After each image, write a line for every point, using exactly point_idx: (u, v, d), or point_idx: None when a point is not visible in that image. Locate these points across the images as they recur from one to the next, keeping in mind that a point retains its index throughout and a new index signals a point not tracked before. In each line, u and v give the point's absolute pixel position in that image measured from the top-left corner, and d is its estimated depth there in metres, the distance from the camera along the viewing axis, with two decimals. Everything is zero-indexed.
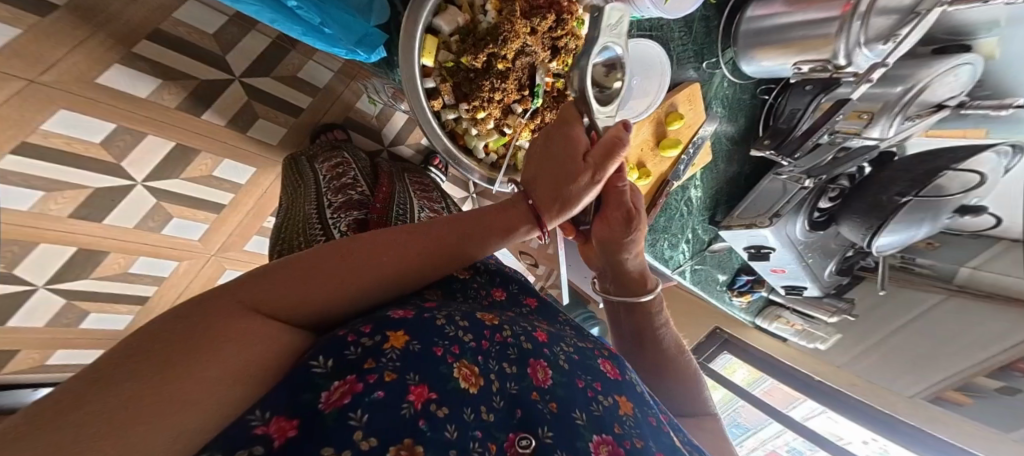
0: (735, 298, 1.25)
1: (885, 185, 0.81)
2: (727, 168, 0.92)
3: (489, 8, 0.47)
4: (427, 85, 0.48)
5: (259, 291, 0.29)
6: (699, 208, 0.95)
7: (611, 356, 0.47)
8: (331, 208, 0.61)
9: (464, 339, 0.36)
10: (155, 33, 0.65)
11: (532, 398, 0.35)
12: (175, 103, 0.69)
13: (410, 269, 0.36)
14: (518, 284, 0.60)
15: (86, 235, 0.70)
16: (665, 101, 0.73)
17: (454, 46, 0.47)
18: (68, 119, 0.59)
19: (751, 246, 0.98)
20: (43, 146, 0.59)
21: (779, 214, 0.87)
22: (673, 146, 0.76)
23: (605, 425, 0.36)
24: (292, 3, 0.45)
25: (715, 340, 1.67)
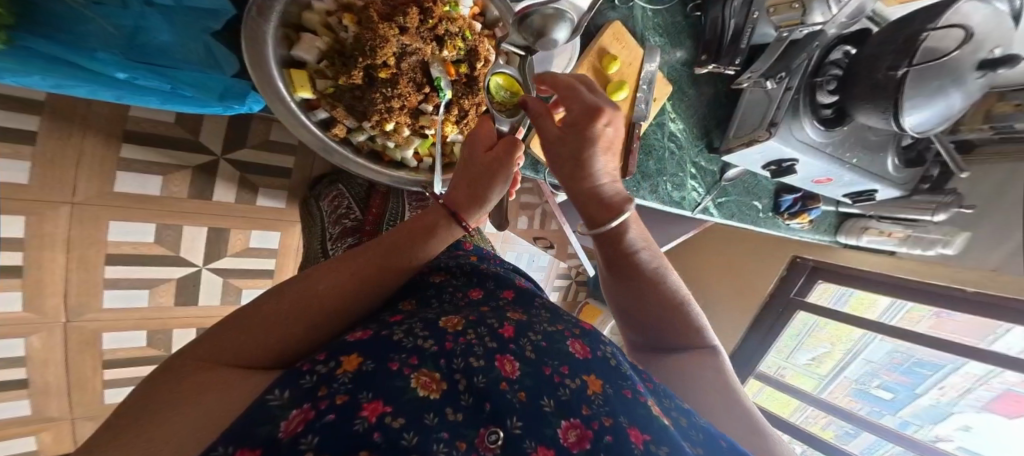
0: (790, 222, 1.12)
1: (874, 63, 0.69)
2: (701, 92, 0.88)
3: (347, 24, 0.46)
4: (320, 116, 0.50)
5: (211, 348, 0.33)
6: (690, 141, 0.91)
7: (581, 335, 0.51)
8: (332, 240, 0.76)
9: (423, 348, 0.40)
10: (129, 134, 0.73)
11: (501, 390, 0.39)
12: (183, 191, 0.82)
13: (345, 293, 0.41)
14: (495, 279, 0.59)
15: (199, 318, 0.97)
16: (593, 46, 0.73)
17: (327, 71, 0.48)
18: (120, 228, 0.78)
19: (769, 163, 0.90)
20: (121, 254, 0.80)
21: (776, 121, 0.78)
22: (620, 87, 0.75)
23: (573, 408, 0.39)
24: (120, 76, 0.42)
25: (803, 270, 1.56)
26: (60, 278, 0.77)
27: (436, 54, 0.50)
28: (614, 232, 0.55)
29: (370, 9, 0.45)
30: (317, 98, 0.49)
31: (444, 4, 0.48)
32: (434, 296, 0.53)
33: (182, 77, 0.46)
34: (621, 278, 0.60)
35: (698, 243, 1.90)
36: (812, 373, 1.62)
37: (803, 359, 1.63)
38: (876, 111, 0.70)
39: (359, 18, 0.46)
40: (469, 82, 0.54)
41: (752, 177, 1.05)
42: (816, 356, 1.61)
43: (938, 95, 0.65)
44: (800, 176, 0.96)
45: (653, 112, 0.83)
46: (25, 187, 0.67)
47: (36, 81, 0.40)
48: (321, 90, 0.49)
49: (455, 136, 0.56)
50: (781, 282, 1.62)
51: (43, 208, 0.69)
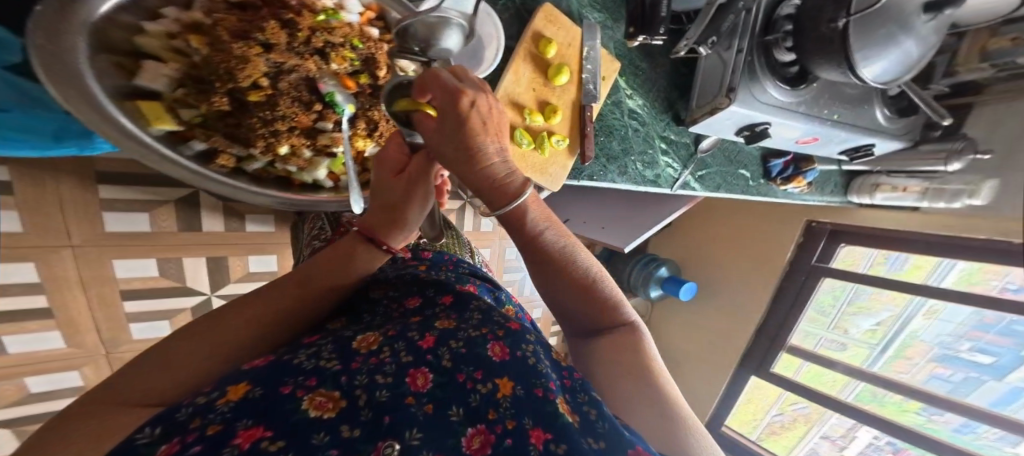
0: (786, 188, 1.05)
1: (817, 14, 0.66)
2: (655, 63, 0.85)
3: (193, 42, 0.41)
4: (196, 148, 0.44)
5: (126, 387, 0.33)
6: (654, 116, 0.88)
7: (506, 336, 0.48)
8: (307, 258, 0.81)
9: (326, 369, 0.40)
10: (98, 175, 0.75)
11: (406, 403, 0.39)
12: (172, 225, 0.87)
13: (269, 322, 0.43)
14: (437, 284, 0.57)
15: None
16: (527, 32, 0.70)
17: (188, 99, 0.42)
18: (124, 265, 0.85)
19: (742, 127, 0.85)
20: (133, 289, 0.89)
21: (735, 86, 0.73)
22: (560, 72, 0.73)
23: (480, 414, 0.40)
24: None
25: (821, 234, 1.44)
26: (88, 316, 0.87)
27: (322, 68, 0.48)
28: (516, 213, 0.47)
29: (221, 27, 0.41)
30: (185, 128, 0.43)
31: (319, 15, 0.46)
32: (366, 310, 0.54)
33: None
34: (536, 269, 0.54)
35: (693, 217, 1.85)
36: (864, 342, 1.48)
37: (865, 325, 1.47)
38: (832, 66, 0.67)
39: (210, 37, 0.41)
40: (373, 91, 0.52)
41: (731, 144, 0.99)
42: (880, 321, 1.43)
43: (892, 43, 0.61)
44: (781, 138, 0.89)
45: (606, 92, 0.80)
46: (22, 236, 0.72)
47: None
48: (187, 121, 0.43)
49: (370, 149, 0.53)
50: (798, 249, 1.51)
51: (48, 253, 0.76)
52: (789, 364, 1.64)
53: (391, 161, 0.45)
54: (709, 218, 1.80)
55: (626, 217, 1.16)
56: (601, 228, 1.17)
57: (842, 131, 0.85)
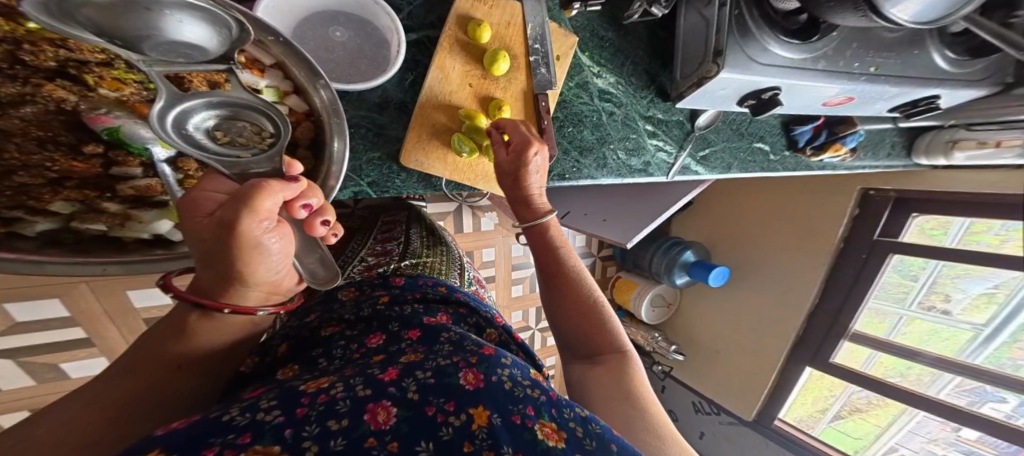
0: (819, 157, 0.86)
1: None
2: (625, 32, 0.71)
3: None
4: None
5: None
6: (634, 94, 0.74)
7: (481, 358, 0.43)
8: None
9: (268, 419, 0.32)
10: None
11: (365, 447, 0.32)
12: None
13: (99, 418, 0.34)
14: (400, 318, 0.51)
15: None
16: (452, 18, 0.60)
17: None
18: (138, 294, 0.96)
19: (745, 96, 0.66)
20: (151, 317, 0.99)
21: (723, 49, 0.57)
22: (498, 59, 0.62)
23: (453, 450, 0.34)
24: None
25: (885, 203, 1.23)
26: (124, 342, 0.99)
27: (86, 96, 0.38)
28: (538, 229, 0.59)
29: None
30: None
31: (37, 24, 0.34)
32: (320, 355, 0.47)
33: None
34: (546, 280, 0.59)
35: (725, 194, 1.66)
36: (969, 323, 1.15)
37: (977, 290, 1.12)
38: (846, 9, 0.47)
39: None
40: None
41: (741, 116, 0.82)
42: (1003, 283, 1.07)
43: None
44: (802, 102, 0.69)
45: (564, 73, 0.68)
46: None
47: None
48: None
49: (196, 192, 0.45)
50: (853, 224, 1.29)
51: (66, 288, 0.89)
52: (856, 354, 1.41)
53: (202, 201, 0.35)
54: (740, 197, 1.60)
55: (630, 207, 1.02)
56: (602, 220, 1.04)
57: (894, 84, 0.63)
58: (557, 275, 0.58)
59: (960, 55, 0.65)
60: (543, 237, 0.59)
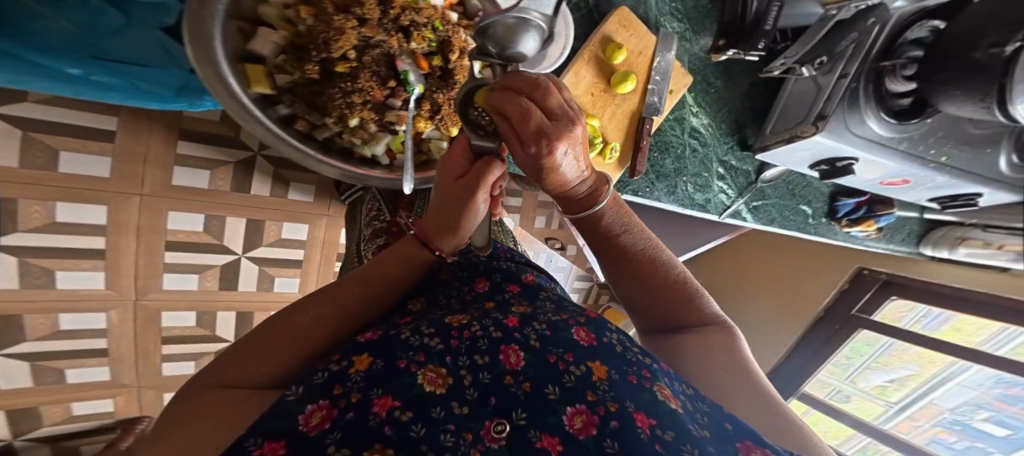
0: (852, 229, 1.01)
1: (977, 37, 0.57)
2: (730, 82, 0.78)
3: (301, 12, 0.44)
4: (281, 112, 0.47)
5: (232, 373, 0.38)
6: (716, 137, 0.82)
7: (586, 322, 0.48)
8: (363, 241, 0.81)
9: (430, 346, 0.40)
10: (183, 132, 0.76)
11: (506, 383, 0.38)
12: (227, 184, 0.85)
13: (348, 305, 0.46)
14: (503, 272, 0.54)
15: (238, 302, 1.03)
16: (596, 34, 0.66)
17: (285, 64, 0.46)
18: (178, 217, 0.84)
19: (822, 161, 0.81)
20: (177, 242, 0.86)
21: (826, 114, 0.68)
22: (625, 79, 0.68)
23: (577, 395, 0.38)
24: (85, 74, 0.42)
25: (871, 283, 1.41)
26: (133, 259, 0.84)
27: (403, 46, 0.49)
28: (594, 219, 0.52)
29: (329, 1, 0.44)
30: (276, 93, 0.47)
31: None
32: (441, 293, 0.52)
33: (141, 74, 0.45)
34: (612, 267, 0.57)
35: (753, 244, 1.68)
36: (877, 398, 1.50)
37: (877, 381, 1.49)
38: (971, 99, 0.60)
39: (316, 9, 0.45)
40: (442, 76, 0.53)
41: (799, 178, 0.94)
42: (895, 377, 1.45)
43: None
44: (870, 176, 0.86)
45: (671, 106, 0.74)
46: (106, 181, 0.73)
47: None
48: (280, 86, 0.47)
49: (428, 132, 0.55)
50: (841, 295, 1.47)
51: (119, 199, 0.76)
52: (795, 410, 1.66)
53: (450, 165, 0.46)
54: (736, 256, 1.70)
55: None
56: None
57: (943, 174, 0.82)
58: (624, 260, 0.56)
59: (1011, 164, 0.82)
60: (600, 229, 0.53)
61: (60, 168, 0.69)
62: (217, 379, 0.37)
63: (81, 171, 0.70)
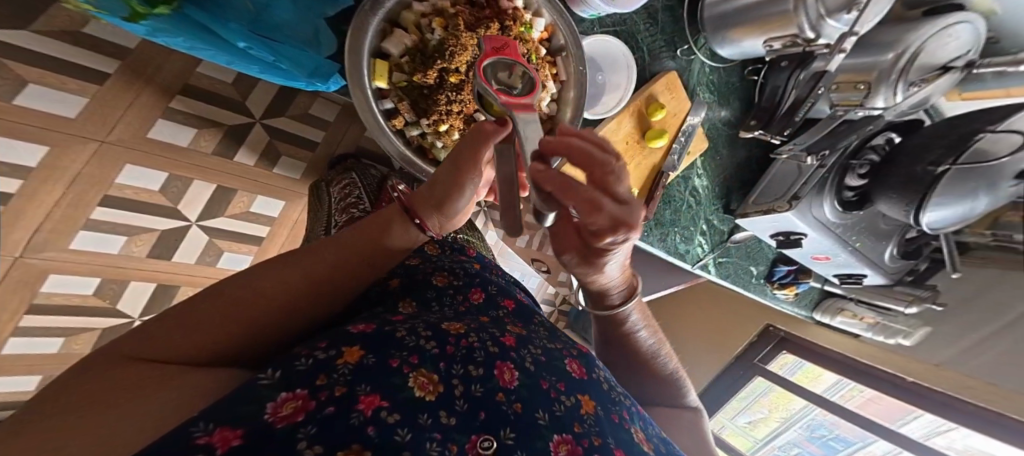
0: (779, 292, 1.21)
1: (920, 154, 0.84)
2: (732, 153, 0.91)
3: (434, 27, 0.52)
4: (386, 106, 0.53)
5: (164, 340, 0.32)
6: (708, 198, 0.93)
7: (579, 356, 0.54)
8: (336, 228, 0.70)
9: (425, 349, 0.43)
10: (187, 88, 0.69)
11: (497, 400, 0.41)
12: (211, 148, 0.75)
13: (316, 282, 0.42)
14: (496, 286, 0.60)
15: (163, 273, 0.84)
16: (643, 92, 0.72)
17: (405, 65, 0.53)
18: (133, 172, 0.68)
19: (780, 232, 1.03)
20: (120, 198, 0.69)
21: (798, 196, 0.84)
22: (660, 136, 0.74)
23: (566, 425, 0.43)
24: (241, 45, 0.49)
25: (772, 338, 1.68)
26: (45, 211, 0.64)
27: None
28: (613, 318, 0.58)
29: (458, 19, 0.52)
30: (389, 88, 0.53)
31: (520, 26, 0.55)
32: (434, 298, 0.53)
33: (284, 51, 0.51)
34: (610, 348, 0.63)
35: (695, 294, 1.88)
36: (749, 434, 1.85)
37: (742, 420, 1.86)
38: (901, 202, 0.87)
39: (446, 23, 0.52)
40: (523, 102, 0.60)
41: (753, 243, 1.13)
42: (754, 419, 1.83)
43: (971, 197, 0.76)
44: (804, 249, 1.09)
45: (683, 165, 0.82)
46: (67, 121, 0.60)
47: (177, 41, 0.46)
48: (394, 83, 0.53)
49: None
50: (750, 346, 1.75)
51: (72, 142, 0.61)
52: None
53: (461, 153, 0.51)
54: (675, 308, 1.97)
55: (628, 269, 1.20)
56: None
57: (853, 255, 1.06)
58: (619, 350, 0.62)
59: (893, 256, 1.11)
60: (613, 324, 0.58)
61: (14, 99, 0.56)
62: (144, 348, 0.31)
63: (43, 107, 0.58)
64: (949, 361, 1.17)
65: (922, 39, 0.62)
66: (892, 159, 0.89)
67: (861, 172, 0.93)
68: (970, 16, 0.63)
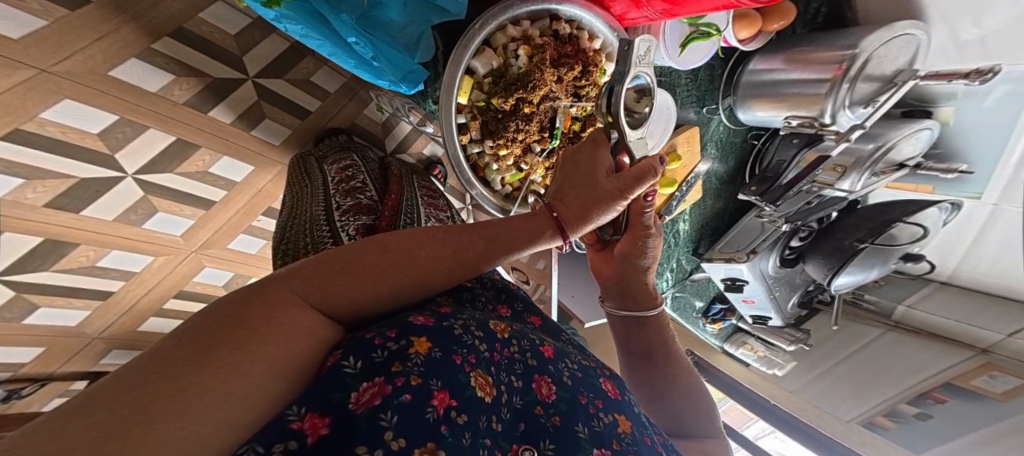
0: (707, 325, 1.33)
1: (850, 231, 1.01)
2: (715, 203, 1.00)
3: (521, 54, 0.60)
4: (460, 120, 0.64)
5: (299, 289, 0.37)
6: (685, 240, 1.03)
7: (612, 376, 0.51)
8: (339, 210, 0.66)
9: (479, 349, 0.41)
10: (178, 31, 0.72)
11: (536, 413, 0.41)
12: (184, 98, 0.75)
13: (430, 273, 0.43)
14: (522, 302, 0.60)
15: (65, 231, 0.72)
16: (668, 141, 0.79)
17: (486, 86, 0.61)
18: (69, 108, 0.64)
19: (727, 277, 1.15)
20: (39, 135, 0.63)
21: (756, 250, 0.94)
22: (670, 184, 0.81)
23: (605, 440, 0.41)
24: (351, 39, 0.54)
25: None
26: None
27: (565, 107, 0.67)
28: (654, 321, 0.66)
29: (547, 48, 0.60)
30: (466, 104, 0.63)
31: (598, 71, 0.65)
32: (469, 298, 0.52)
33: (385, 51, 0.56)
34: (647, 360, 0.65)
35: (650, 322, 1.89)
36: None
37: None
38: (826, 266, 1.04)
39: (533, 52, 0.60)
40: (572, 136, 0.71)
41: (704, 282, 1.27)
42: None
43: (869, 269, 0.99)
44: (735, 293, 1.19)
45: (679, 210, 0.90)
46: (11, 43, 0.57)
47: (296, 28, 0.54)
48: (472, 101, 0.63)
49: (538, 177, 0.71)
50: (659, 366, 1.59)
51: (4, 65, 0.57)
52: None
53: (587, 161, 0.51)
54: None
55: (591, 287, 1.16)
56: (569, 295, 1.11)
57: (771, 302, 1.16)
58: (656, 360, 0.65)
59: (793, 304, 1.21)
60: (652, 327, 0.65)
61: None
62: (285, 292, 0.36)
63: None
64: (800, 389, 1.24)
65: (898, 136, 0.74)
66: (828, 230, 1.06)
67: (803, 236, 1.10)
68: (932, 121, 0.76)
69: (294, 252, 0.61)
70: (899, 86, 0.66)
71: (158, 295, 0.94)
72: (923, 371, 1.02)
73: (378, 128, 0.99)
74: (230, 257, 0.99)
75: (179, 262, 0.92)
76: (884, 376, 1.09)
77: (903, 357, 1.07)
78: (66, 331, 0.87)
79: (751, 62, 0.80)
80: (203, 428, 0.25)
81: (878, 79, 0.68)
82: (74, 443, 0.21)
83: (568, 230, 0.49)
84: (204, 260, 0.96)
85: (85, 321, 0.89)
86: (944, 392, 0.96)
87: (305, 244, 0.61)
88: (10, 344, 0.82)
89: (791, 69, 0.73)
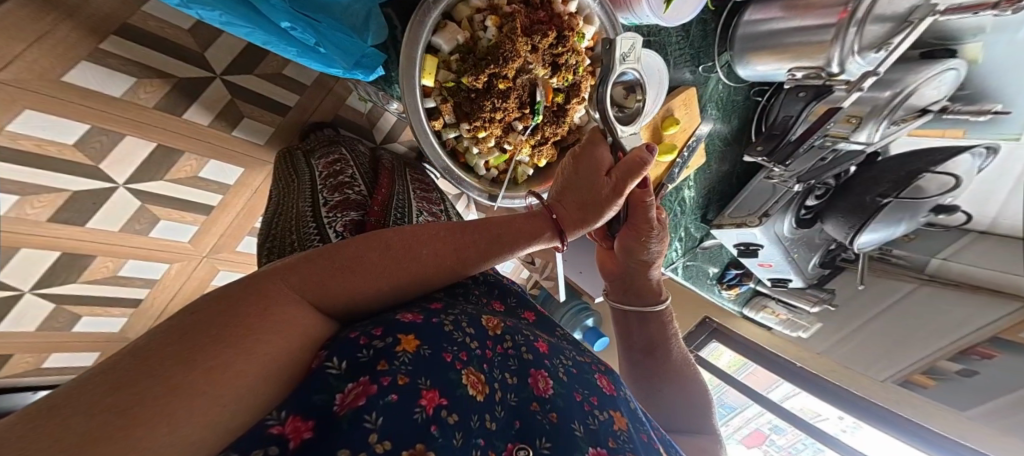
0: (723, 291, 1.28)
1: (871, 186, 0.94)
2: (720, 167, 0.96)
3: (489, 26, 0.58)
4: (429, 104, 0.60)
5: (291, 283, 0.36)
6: (692, 208, 0.99)
7: (607, 371, 0.50)
8: (326, 206, 0.65)
9: (471, 346, 0.41)
10: (121, 28, 0.66)
11: (531, 410, 0.40)
12: (152, 101, 0.73)
13: (431, 271, 0.43)
14: (516, 298, 0.58)
15: (76, 241, 0.77)
16: (665, 105, 0.75)
17: (453, 65, 0.58)
18: (34, 118, 0.64)
19: (741, 242, 1.11)
20: (10, 148, 0.64)
21: (768, 213, 0.89)
22: (670, 151, 0.77)
23: (600, 438, 0.40)
24: (286, 25, 0.51)
25: (704, 329, 1.49)
26: None
27: (546, 78, 0.63)
28: (655, 319, 0.63)
29: (514, 19, 0.57)
30: (433, 86, 0.60)
31: (575, 36, 0.61)
32: (461, 294, 0.51)
33: (329, 36, 0.55)
34: (648, 355, 0.64)
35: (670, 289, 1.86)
36: None
37: None
38: (846, 225, 0.98)
39: (500, 23, 0.57)
40: (556, 111, 0.67)
41: (717, 248, 1.23)
42: None
43: (894, 224, 0.94)
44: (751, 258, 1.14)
45: (682, 177, 0.87)
46: None
47: (212, 15, 0.47)
48: (441, 81, 0.60)
49: (522, 156, 0.68)
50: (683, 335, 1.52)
51: None
52: None
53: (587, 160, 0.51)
54: None
55: None
56: (577, 271, 1.10)
57: (790, 265, 1.12)
58: (656, 357, 0.63)
59: (814, 264, 1.16)
60: (655, 323, 0.63)
61: None
62: (280, 286, 0.36)
63: None
64: (829, 350, 1.20)
65: (920, 82, 0.67)
66: (847, 186, 1.00)
67: (820, 194, 1.01)
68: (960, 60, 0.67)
69: (281, 251, 0.61)
70: (914, 26, 0.58)
71: (183, 298, 1.00)
72: (957, 330, 0.97)
73: (363, 118, 0.98)
74: (243, 259, 1.02)
75: (194, 266, 0.96)
76: (914, 336, 1.05)
77: (943, 312, 1.02)
78: (110, 336, 0.97)
79: (746, 13, 0.74)
80: (189, 433, 0.25)
81: (890, 19, 0.60)
82: (49, 447, 0.21)
83: (566, 232, 0.49)
84: (215, 264, 0.99)
85: (126, 327, 0.97)
86: (991, 347, 0.92)
87: (292, 241, 0.61)
88: (66, 349, 0.94)
89: (790, 16, 0.67)
